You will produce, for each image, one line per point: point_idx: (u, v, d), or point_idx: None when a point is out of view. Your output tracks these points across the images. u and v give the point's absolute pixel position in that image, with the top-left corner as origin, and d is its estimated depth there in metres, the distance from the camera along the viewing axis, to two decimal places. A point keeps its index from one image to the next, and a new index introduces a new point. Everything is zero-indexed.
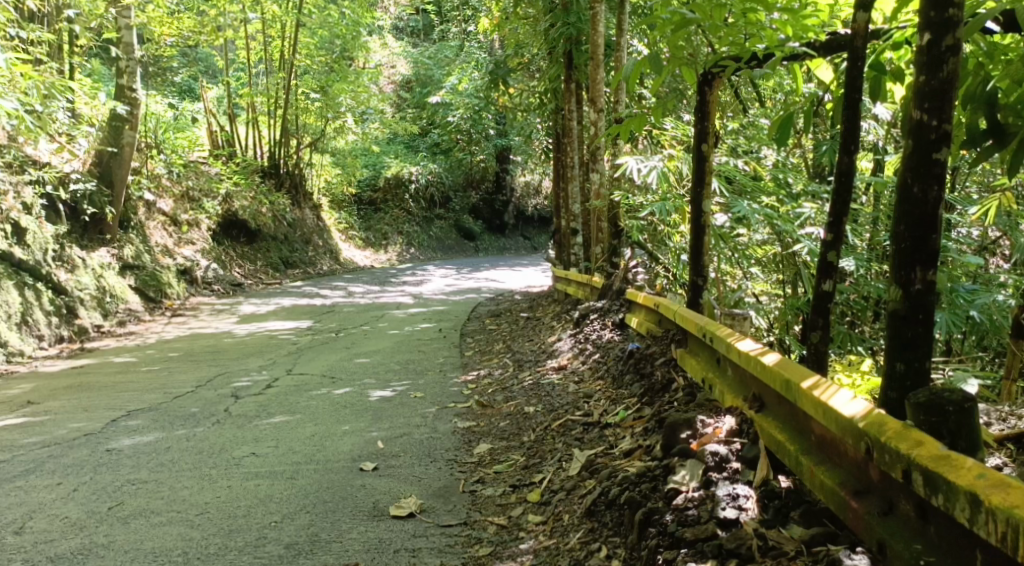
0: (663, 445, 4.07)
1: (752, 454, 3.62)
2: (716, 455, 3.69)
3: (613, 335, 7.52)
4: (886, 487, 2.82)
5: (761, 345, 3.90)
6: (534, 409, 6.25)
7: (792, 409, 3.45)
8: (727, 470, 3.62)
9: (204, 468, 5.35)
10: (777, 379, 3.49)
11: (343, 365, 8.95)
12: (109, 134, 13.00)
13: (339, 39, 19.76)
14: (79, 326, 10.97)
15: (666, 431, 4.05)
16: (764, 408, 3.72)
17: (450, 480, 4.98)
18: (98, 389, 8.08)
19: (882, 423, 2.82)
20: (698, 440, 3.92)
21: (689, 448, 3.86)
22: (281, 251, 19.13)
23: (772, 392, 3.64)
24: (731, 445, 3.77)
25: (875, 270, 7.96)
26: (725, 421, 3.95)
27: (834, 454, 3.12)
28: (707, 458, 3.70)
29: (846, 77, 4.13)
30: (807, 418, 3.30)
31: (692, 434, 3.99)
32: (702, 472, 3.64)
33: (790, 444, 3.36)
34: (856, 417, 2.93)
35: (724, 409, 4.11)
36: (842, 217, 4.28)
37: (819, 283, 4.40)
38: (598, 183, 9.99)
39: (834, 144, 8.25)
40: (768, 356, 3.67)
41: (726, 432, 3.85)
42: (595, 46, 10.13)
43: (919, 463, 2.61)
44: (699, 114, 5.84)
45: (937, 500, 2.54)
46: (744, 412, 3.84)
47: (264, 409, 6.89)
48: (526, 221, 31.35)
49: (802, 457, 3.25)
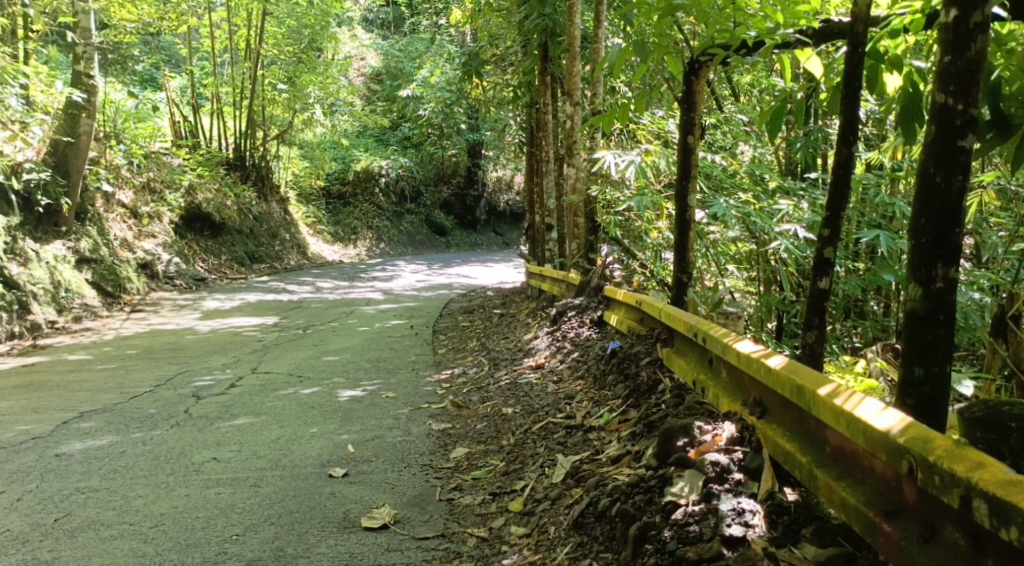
0: (658, 453, 3.84)
1: (756, 464, 3.42)
2: (716, 464, 3.49)
3: (591, 333, 7.31)
4: (927, 512, 2.62)
5: (760, 346, 3.71)
6: (512, 410, 6.02)
7: (802, 416, 3.25)
8: (729, 482, 3.42)
9: (161, 475, 5.04)
10: (786, 384, 3.28)
11: (311, 363, 8.65)
12: (65, 122, 12.48)
13: (307, 29, 19.31)
14: (33, 321, 10.56)
15: (661, 438, 3.82)
16: (768, 413, 3.51)
17: (425, 487, 4.72)
18: (50, 388, 7.71)
19: (928, 441, 2.61)
20: (696, 448, 3.70)
21: (687, 458, 3.65)
22: (246, 245, 18.74)
23: (778, 399, 3.43)
24: (731, 454, 3.56)
25: (855, 269, 7.84)
26: (724, 428, 3.75)
27: (858, 470, 2.92)
28: (707, 468, 3.48)
29: (845, 63, 3.92)
30: (824, 427, 3.10)
31: (690, 442, 3.77)
32: (702, 484, 3.44)
33: (804, 454, 3.15)
34: (892, 431, 2.71)
35: (720, 414, 3.90)
36: (839, 211, 4.08)
37: (816, 281, 4.19)
38: (574, 178, 9.81)
39: (810, 141, 8.16)
40: (775, 359, 3.46)
41: (726, 441, 3.63)
42: (571, 37, 9.87)
43: (982, 489, 2.40)
44: (686, 104, 5.64)
45: (1007, 534, 2.32)
46: (744, 418, 3.63)
47: (227, 410, 6.57)
48: (498, 217, 31.13)
49: (821, 471, 3.04)
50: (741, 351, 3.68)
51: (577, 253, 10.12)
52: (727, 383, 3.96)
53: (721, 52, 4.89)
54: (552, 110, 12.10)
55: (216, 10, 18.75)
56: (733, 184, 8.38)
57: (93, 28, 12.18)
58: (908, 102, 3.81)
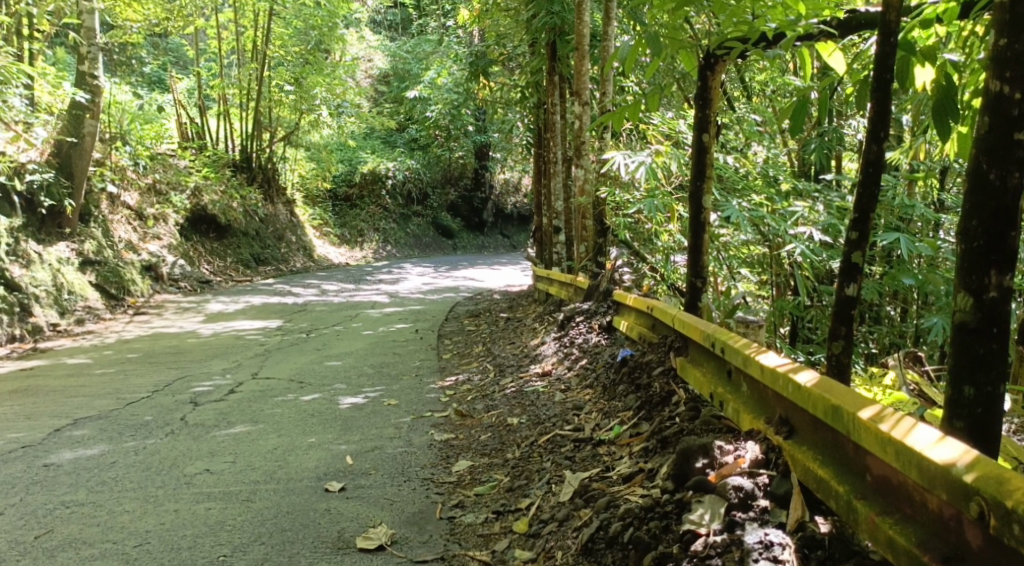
0: (674, 475, 3.57)
1: (784, 489, 3.18)
2: (740, 489, 3.23)
3: (600, 340, 7.04)
4: (995, 559, 2.39)
5: (787, 360, 3.49)
6: (518, 420, 5.76)
7: (839, 441, 3.02)
8: (755, 510, 3.16)
9: (150, 488, 4.82)
10: (821, 405, 3.05)
11: (313, 368, 8.42)
12: (69, 123, 12.27)
13: (315, 30, 19.18)
14: (34, 324, 10.35)
15: (679, 459, 3.56)
16: (798, 435, 3.29)
17: (425, 504, 4.48)
18: (46, 393, 7.50)
19: (1000, 480, 2.39)
20: (717, 471, 3.44)
21: (708, 481, 3.38)
22: (252, 247, 18.55)
23: (809, 419, 3.22)
24: (756, 478, 3.31)
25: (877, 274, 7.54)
26: (747, 448, 3.50)
27: (907, 505, 2.69)
28: (730, 493, 3.23)
29: (876, 53, 3.69)
30: (865, 453, 2.88)
31: (710, 463, 3.51)
32: (724, 512, 3.18)
33: (841, 481, 2.94)
34: (955, 465, 2.49)
35: (742, 432, 3.67)
36: (869, 212, 3.83)
37: (843, 287, 3.94)
38: (582, 179, 9.47)
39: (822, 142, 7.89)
40: (805, 375, 3.24)
41: (750, 463, 3.38)
42: (580, 35, 9.61)
43: None
44: (700, 101, 5.38)
45: None
46: (770, 439, 3.40)
47: (224, 418, 6.34)
48: (506, 219, 30.86)
49: (862, 503, 2.83)
50: (766, 365, 3.45)
51: (585, 256, 9.82)
52: (748, 398, 3.74)
53: (737, 45, 4.63)
54: (561, 110, 11.85)
55: (222, 11, 18.63)
56: (746, 185, 8.05)
57: (98, 28, 11.94)
58: (941, 97, 3.64)
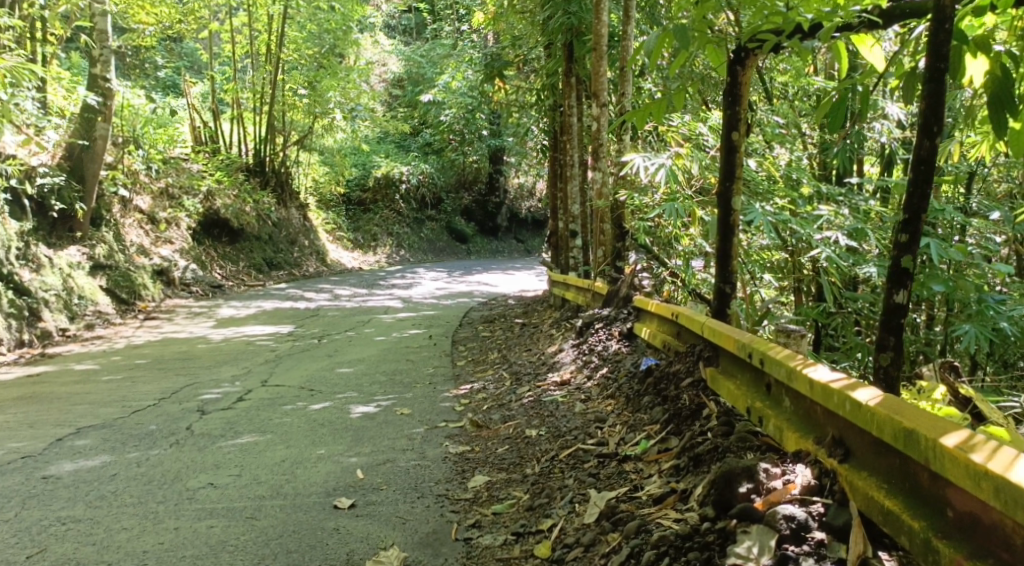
0: (715, 501, 3.32)
1: (841, 520, 2.96)
2: (792, 519, 3.01)
3: (620, 347, 6.78)
4: None
5: (839, 375, 3.26)
6: (536, 432, 5.50)
7: (916, 471, 2.77)
8: (810, 543, 2.95)
9: (151, 503, 4.58)
10: (892, 429, 2.81)
11: (324, 375, 8.18)
12: (81, 126, 12.07)
13: (329, 34, 18.99)
14: (43, 329, 10.17)
15: (720, 483, 3.30)
16: (857, 459, 3.06)
17: (440, 523, 4.23)
18: (52, 400, 7.30)
19: None
20: (764, 498, 3.20)
21: (754, 509, 3.14)
22: (265, 251, 18.37)
23: (869, 442, 3.00)
24: (810, 507, 3.08)
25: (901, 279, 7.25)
26: (797, 472, 3.27)
27: (1002, 546, 2.45)
28: (780, 524, 3.01)
29: (928, 41, 3.45)
30: (944, 485, 2.65)
31: (755, 488, 3.25)
32: (776, 546, 2.96)
33: (913, 516, 2.72)
34: None
35: (788, 453, 3.42)
36: (920, 214, 3.59)
37: (891, 295, 3.69)
38: (599, 183, 9.24)
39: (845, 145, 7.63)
40: (865, 392, 3.02)
41: (800, 490, 3.15)
42: (598, 35, 9.31)
43: None
44: (729, 97, 5.12)
45: None
46: (824, 463, 3.16)
47: (231, 427, 6.11)
48: (520, 224, 30.61)
49: (943, 541, 2.60)
50: (818, 381, 3.23)
51: (603, 261, 9.53)
52: (791, 414, 3.52)
53: (771, 38, 4.31)
54: (578, 112, 11.56)
55: (236, 14, 18.44)
56: (767, 189, 7.64)
57: (110, 31, 11.73)
58: (998, 90, 3.41)
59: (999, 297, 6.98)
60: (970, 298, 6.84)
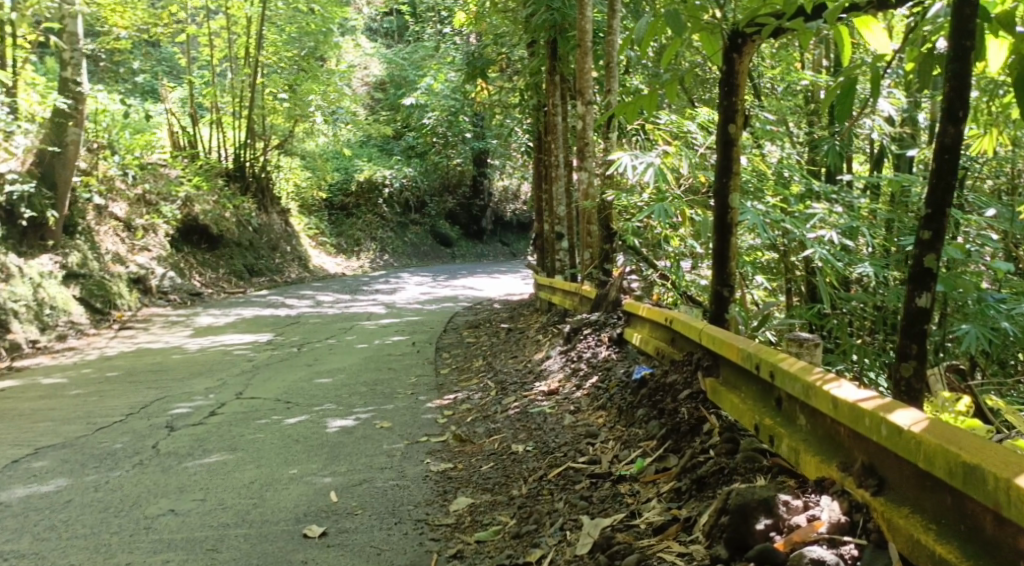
0: (729, 539, 3.03)
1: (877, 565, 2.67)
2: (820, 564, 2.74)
3: (610, 353, 6.42)
4: None
5: (868, 393, 2.96)
6: (523, 447, 5.16)
7: (970, 510, 2.46)
8: None
9: (103, 534, 4.20)
10: (948, 464, 2.49)
11: (302, 386, 7.78)
12: (52, 131, 11.57)
13: (309, 37, 18.65)
14: (13, 341, 9.70)
15: (734, 520, 3.02)
16: (894, 491, 2.76)
17: (418, 553, 3.89)
18: (12, 417, 6.88)
19: None
20: (786, 538, 2.91)
21: (775, 550, 2.86)
22: (245, 258, 17.91)
23: (910, 474, 2.70)
24: (840, 550, 2.80)
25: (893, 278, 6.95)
26: (822, 507, 2.96)
27: None
28: None
29: (952, 15, 3.10)
30: (1009, 530, 2.34)
31: (774, 525, 2.97)
32: None
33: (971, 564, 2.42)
34: None
35: (810, 482, 3.12)
36: (943, 209, 3.30)
37: (912, 298, 3.40)
38: (586, 183, 8.90)
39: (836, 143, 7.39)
40: (904, 416, 2.72)
41: (828, 527, 2.86)
42: (582, 32, 8.95)
43: None
44: (725, 87, 4.78)
45: None
46: (857, 495, 2.85)
47: (200, 445, 5.72)
48: (505, 227, 30.27)
49: None
50: (845, 399, 2.94)
51: (590, 264, 9.19)
52: (807, 434, 3.23)
53: (770, 21, 3.95)
54: (562, 112, 11.17)
55: (213, 17, 18.00)
56: (757, 186, 7.26)
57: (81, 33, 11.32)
58: None
59: (997, 294, 6.65)
60: (969, 298, 6.51)
